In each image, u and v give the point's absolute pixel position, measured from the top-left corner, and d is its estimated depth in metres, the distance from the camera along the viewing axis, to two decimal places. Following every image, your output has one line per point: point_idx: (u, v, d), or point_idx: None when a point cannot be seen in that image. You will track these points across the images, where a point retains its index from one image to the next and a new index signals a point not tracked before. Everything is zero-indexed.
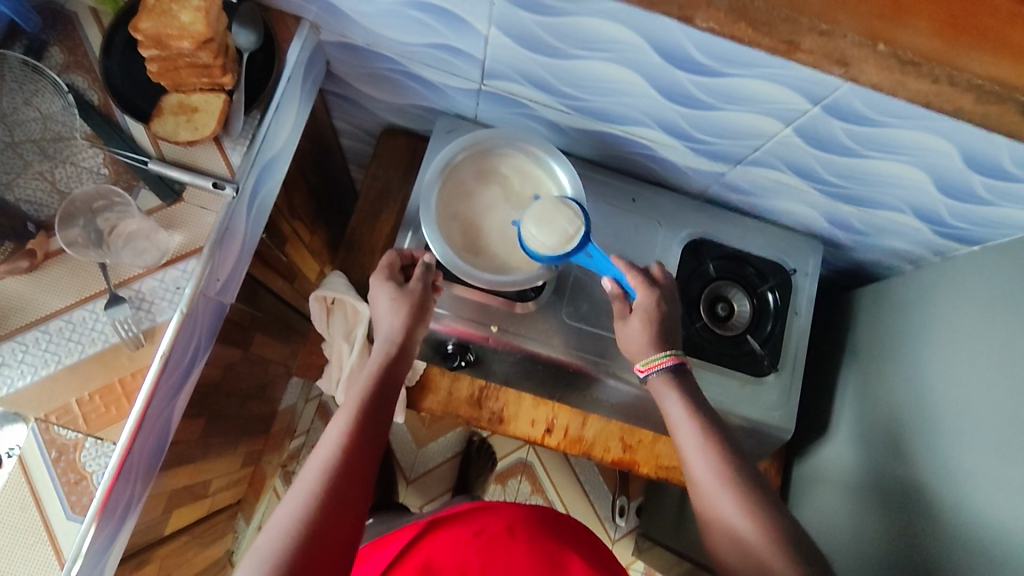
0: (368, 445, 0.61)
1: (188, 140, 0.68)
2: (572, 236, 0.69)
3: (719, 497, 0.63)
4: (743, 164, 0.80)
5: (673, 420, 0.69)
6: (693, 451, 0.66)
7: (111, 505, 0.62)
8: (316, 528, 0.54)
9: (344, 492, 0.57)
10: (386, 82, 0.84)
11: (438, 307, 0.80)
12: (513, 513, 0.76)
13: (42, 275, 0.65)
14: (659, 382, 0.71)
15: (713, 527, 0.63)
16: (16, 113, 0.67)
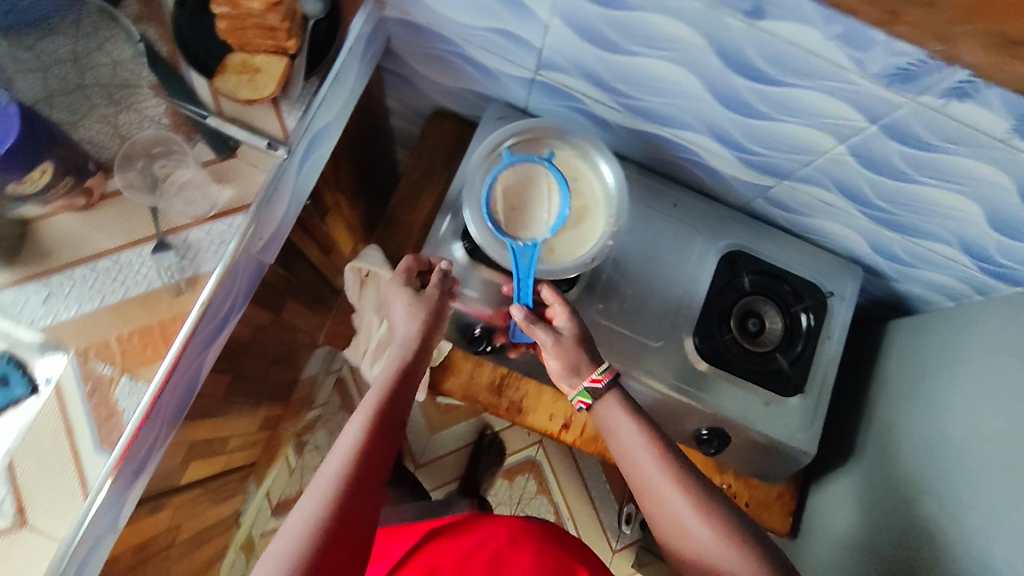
0: (391, 427, 0.62)
1: (248, 99, 0.70)
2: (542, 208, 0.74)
3: (684, 517, 0.59)
4: (791, 180, 0.79)
5: (615, 431, 0.65)
6: (652, 473, 0.61)
7: (131, 454, 0.63)
8: (343, 508, 0.54)
9: (362, 492, 0.56)
10: (441, 63, 0.85)
11: (467, 289, 0.81)
12: (521, 528, 0.76)
13: (96, 214, 0.67)
14: (601, 399, 0.67)
15: (673, 538, 0.60)
16: (89, 57, 0.71)
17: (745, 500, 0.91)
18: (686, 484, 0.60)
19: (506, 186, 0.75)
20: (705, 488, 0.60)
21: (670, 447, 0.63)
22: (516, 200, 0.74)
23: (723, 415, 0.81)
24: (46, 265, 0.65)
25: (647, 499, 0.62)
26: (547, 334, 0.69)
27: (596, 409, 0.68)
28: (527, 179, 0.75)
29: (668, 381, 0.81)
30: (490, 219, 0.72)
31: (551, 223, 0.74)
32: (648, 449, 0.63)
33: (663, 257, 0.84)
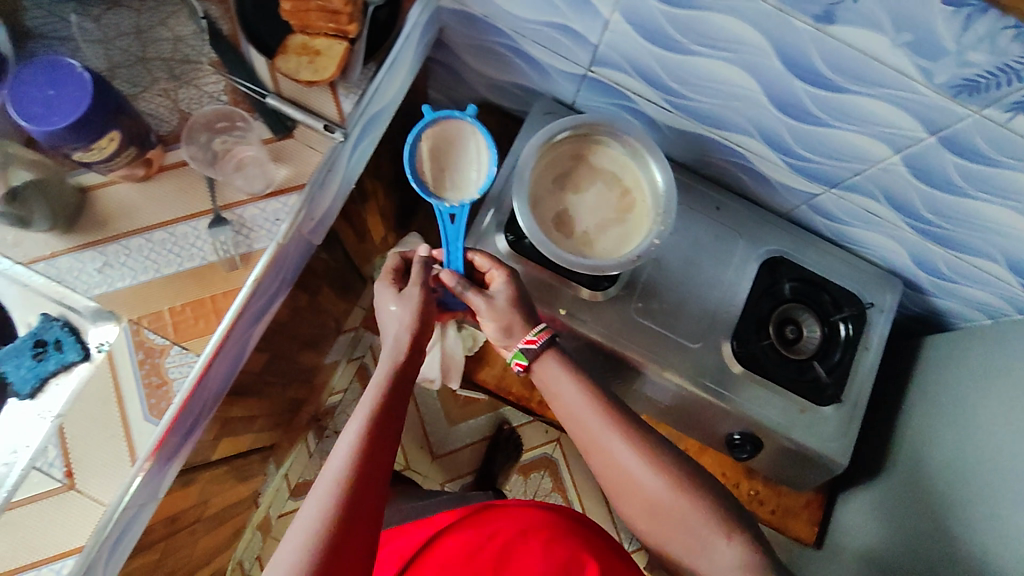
0: (390, 428, 0.62)
1: (308, 81, 0.70)
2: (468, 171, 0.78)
3: (644, 471, 0.63)
4: (839, 188, 0.79)
5: (556, 392, 0.69)
6: (600, 430, 0.65)
7: (164, 449, 0.64)
8: (346, 514, 0.55)
9: (362, 499, 0.56)
10: (492, 55, 0.85)
11: None
12: (530, 519, 0.78)
13: (154, 185, 0.68)
14: (538, 359, 0.69)
15: (622, 488, 0.64)
16: (152, 31, 0.71)
17: (771, 507, 0.91)
18: (632, 437, 0.64)
19: (431, 144, 0.78)
20: (650, 439, 0.64)
21: (613, 403, 0.67)
22: (444, 159, 0.78)
23: (757, 420, 0.81)
24: (102, 233, 0.66)
25: (596, 457, 0.66)
26: (479, 298, 0.71)
27: (535, 368, 0.70)
28: (448, 139, 0.79)
29: (703, 383, 0.81)
30: (414, 177, 0.75)
31: (479, 180, 0.78)
32: (589, 408, 0.66)
33: (703, 259, 0.84)
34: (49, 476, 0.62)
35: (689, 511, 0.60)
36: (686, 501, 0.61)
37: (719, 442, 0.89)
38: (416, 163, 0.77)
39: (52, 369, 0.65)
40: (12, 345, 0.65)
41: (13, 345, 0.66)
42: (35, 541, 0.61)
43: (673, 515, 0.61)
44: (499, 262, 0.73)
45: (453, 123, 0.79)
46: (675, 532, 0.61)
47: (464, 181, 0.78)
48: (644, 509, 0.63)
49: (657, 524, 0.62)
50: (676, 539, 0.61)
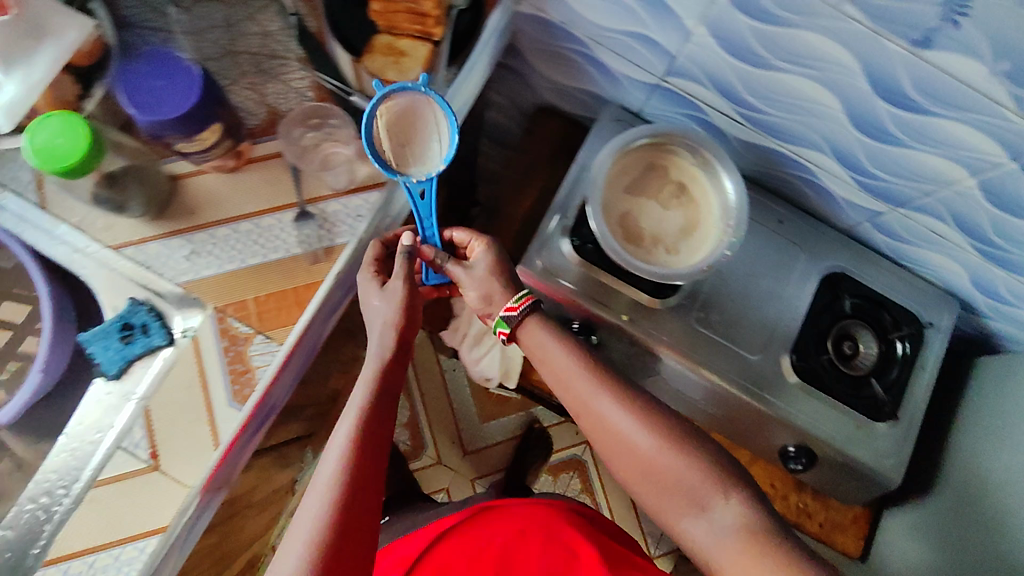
0: (380, 430, 0.62)
1: (394, 81, 0.71)
2: (434, 142, 0.67)
3: (632, 434, 0.62)
4: (905, 209, 0.79)
5: (544, 355, 0.68)
6: (586, 391, 0.65)
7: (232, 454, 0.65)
8: (342, 523, 0.55)
9: (357, 502, 0.56)
10: (563, 61, 0.85)
11: (563, 280, 0.83)
12: (527, 518, 0.79)
13: (241, 176, 0.69)
14: (520, 325, 0.69)
15: (616, 450, 0.64)
16: (240, 25, 0.72)
17: (820, 521, 0.93)
18: (624, 399, 0.64)
19: (387, 117, 0.66)
20: (642, 400, 0.64)
21: (600, 365, 0.67)
22: (403, 132, 0.66)
23: (808, 431, 0.82)
24: (190, 222, 0.67)
25: (586, 421, 0.66)
26: (458, 267, 0.70)
27: (522, 334, 0.69)
28: (407, 108, 0.66)
29: (758, 394, 0.82)
30: (374, 156, 0.64)
31: (444, 151, 0.66)
32: (578, 368, 0.66)
33: (765, 272, 0.85)
34: (135, 457, 0.64)
35: (685, 470, 0.60)
36: (680, 460, 0.60)
37: (770, 451, 0.90)
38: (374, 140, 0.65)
39: (138, 353, 0.67)
40: (101, 327, 0.67)
41: (101, 327, 0.67)
42: (120, 519, 0.63)
43: (669, 474, 0.60)
44: (477, 233, 0.72)
45: (404, 92, 0.66)
46: (670, 491, 0.60)
47: (431, 155, 0.67)
48: (638, 470, 0.62)
49: (651, 484, 0.61)
50: (671, 499, 0.60)
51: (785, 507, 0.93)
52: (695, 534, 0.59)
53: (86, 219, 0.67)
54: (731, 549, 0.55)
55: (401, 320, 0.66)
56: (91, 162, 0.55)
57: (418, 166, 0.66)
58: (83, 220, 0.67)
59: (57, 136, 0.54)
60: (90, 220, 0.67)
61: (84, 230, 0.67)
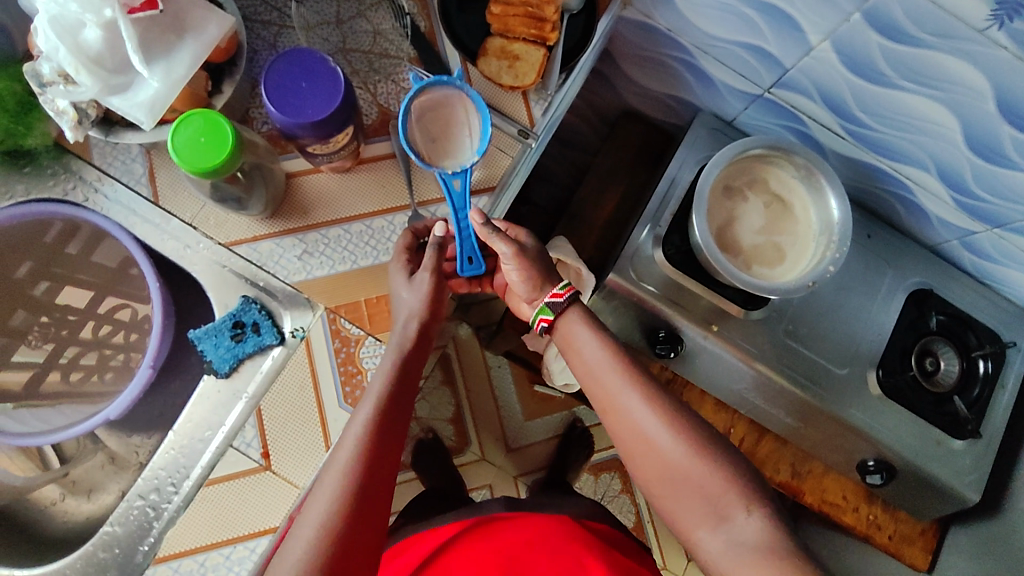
0: (398, 419, 0.59)
1: (510, 86, 0.70)
2: (468, 135, 0.64)
3: (658, 436, 0.59)
4: (1003, 229, 0.79)
5: (578, 346, 0.66)
6: (617, 388, 0.62)
7: None
8: (349, 519, 0.52)
9: (364, 498, 0.53)
10: (660, 67, 0.84)
11: (647, 284, 0.83)
12: (535, 531, 0.74)
13: (352, 177, 0.68)
14: (562, 315, 0.67)
15: (636, 451, 0.61)
16: (351, 23, 0.71)
17: (889, 533, 0.95)
18: (649, 397, 0.61)
19: (421, 109, 0.63)
20: (668, 399, 0.61)
21: (631, 359, 0.64)
22: (435, 125, 0.63)
23: (885, 445, 0.83)
24: (303, 222, 0.67)
25: (612, 419, 0.63)
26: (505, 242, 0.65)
27: (561, 322, 0.67)
28: (439, 102, 0.64)
29: (840, 408, 0.83)
30: (407, 145, 0.61)
31: (476, 145, 0.63)
32: (610, 363, 0.63)
33: (852, 286, 0.85)
34: (246, 456, 0.64)
35: (706, 475, 0.56)
36: (702, 467, 0.57)
37: (845, 464, 0.91)
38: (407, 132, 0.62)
39: (250, 351, 0.67)
40: (212, 325, 0.67)
41: (212, 324, 0.67)
42: (233, 518, 0.63)
43: (689, 479, 0.57)
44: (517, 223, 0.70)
45: (438, 87, 0.63)
46: (690, 496, 0.57)
47: (466, 147, 0.64)
48: (659, 474, 0.59)
49: (671, 488, 0.58)
50: (691, 506, 0.57)
51: (856, 518, 0.94)
52: (714, 548, 0.55)
53: (199, 215, 0.66)
54: (746, 563, 0.51)
55: (428, 312, 0.64)
56: (232, 158, 0.55)
57: (452, 159, 0.63)
58: (196, 216, 0.66)
59: (200, 135, 0.55)
60: (203, 216, 0.66)
61: (196, 226, 0.66)
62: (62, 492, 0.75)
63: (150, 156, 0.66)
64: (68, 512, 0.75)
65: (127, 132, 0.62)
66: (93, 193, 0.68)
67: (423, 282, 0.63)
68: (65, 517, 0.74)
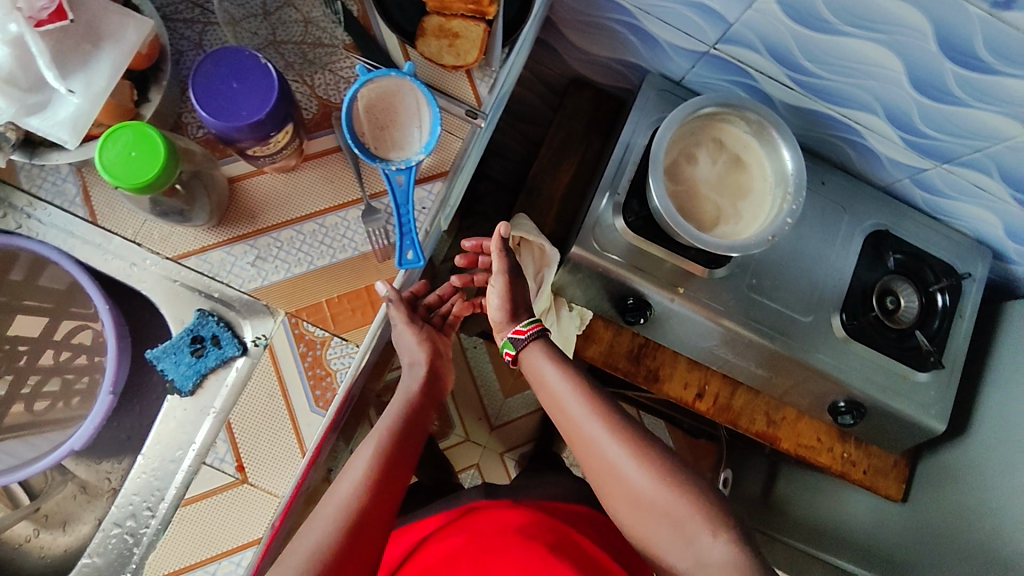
0: (401, 456, 0.67)
1: (452, 66, 0.69)
2: (420, 133, 0.60)
3: (626, 467, 0.64)
4: (950, 164, 0.81)
5: (544, 381, 0.71)
6: (580, 416, 0.68)
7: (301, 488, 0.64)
8: (341, 550, 0.58)
9: (360, 529, 0.60)
10: (602, 31, 0.83)
11: (614, 254, 0.83)
12: (507, 518, 0.75)
13: (299, 175, 0.66)
14: (526, 349, 0.73)
15: (605, 478, 0.66)
16: (279, 13, 0.69)
17: (864, 469, 0.96)
18: (615, 428, 0.66)
19: (375, 93, 0.59)
20: (633, 432, 0.66)
21: (597, 392, 0.69)
22: (383, 115, 0.59)
23: (854, 386, 0.85)
24: (251, 227, 0.65)
25: (581, 448, 0.68)
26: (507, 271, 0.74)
27: (523, 353, 0.73)
28: (398, 92, 0.59)
29: (809, 354, 0.85)
30: (352, 140, 0.57)
31: (424, 140, 0.59)
32: (575, 397, 0.68)
33: (812, 234, 0.87)
34: (221, 471, 0.62)
35: (671, 502, 0.62)
36: (672, 494, 0.62)
37: (816, 407, 0.92)
38: (354, 113, 0.58)
39: (212, 365, 0.65)
40: (170, 343, 0.65)
41: (169, 342, 0.65)
42: (213, 534, 0.61)
43: (656, 505, 0.63)
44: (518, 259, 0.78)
45: (400, 79, 0.59)
46: (659, 521, 0.62)
47: (411, 142, 0.60)
48: (626, 499, 0.65)
49: (638, 513, 0.64)
50: (660, 530, 0.62)
51: (832, 458, 0.95)
52: (682, 566, 0.61)
53: (141, 231, 0.64)
54: None
55: (426, 353, 0.76)
56: (172, 160, 0.53)
57: (396, 151, 0.60)
58: (138, 231, 0.64)
59: (130, 149, 0.52)
60: (146, 231, 0.64)
61: (141, 242, 0.64)
62: (36, 527, 0.73)
63: (82, 174, 0.63)
64: (45, 547, 0.73)
65: (53, 153, 0.59)
66: (26, 219, 0.65)
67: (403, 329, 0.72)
68: (41, 552, 0.72)
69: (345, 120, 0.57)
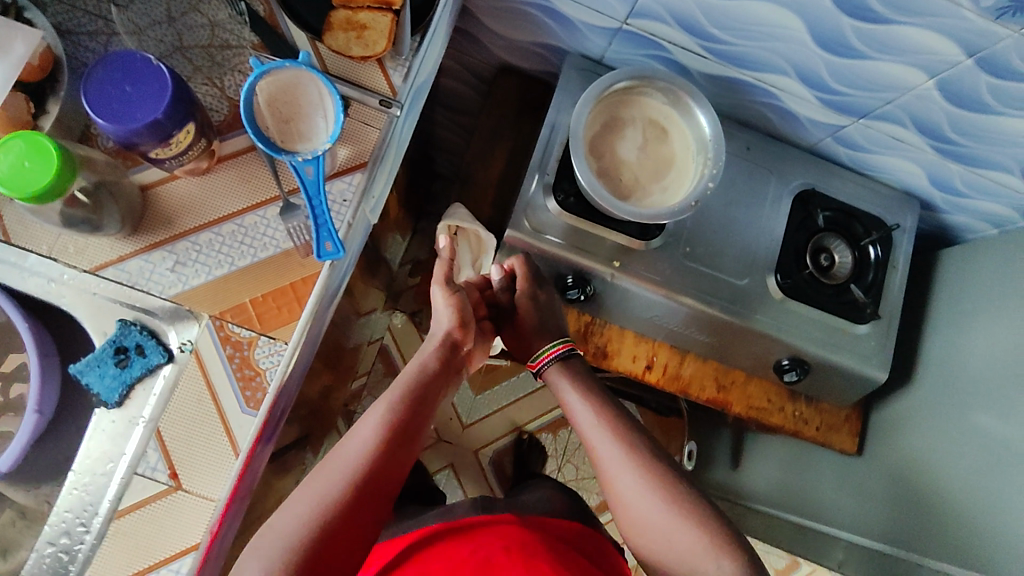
0: (405, 436, 0.69)
1: (361, 57, 0.69)
2: (328, 123, 0.60)
3: (639, 494, 0.68)
4: (867, 118, 0.83)
5: (567, 402, 0.77)
6: (598, 438, 0.73)
7: (241, 487, 0.63)
8: (331, 524, 0.60)
9: (353, 509, 0.62)
10: (518, 15, 0.84)
11: (552, 235, 0.84)
12: (513, 536, 0.73)
13: (213, 178, 0.66)
14: (545, 372, 0.79)
15: (619, 503, 0.70)
16: (184, 18, 0.69)
17: (816, 425, 0.97)
18: (634, 458, 0.70)
19: (277, 88, 0.59)
20: (649, 460, 0.71)
21: (619, 420, 0.74)
22: (287, 109, 0.59)
23: (796, 344, 0.86)
24: (168, 232, 0.65)
25: (599, 472, 0.73)
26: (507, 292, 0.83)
27: (545, 372, 0.79)
28: (300, 87, 0.60)
29: (750, 318, 0.86)
30: (255, 134, 0.57)
31: (331, 129, 0.59)
32: (597, 421, 0.74)
33: (741, 199, 0.88)
34: (154, 480, 0.61)
35: (678, 529, 0.66)
36: (681, 521, 0.66)
37: (762, 369, 0.93)
38: (256, 109, 0.58)
39: (138, 374, 0.64)
40: (92, 356, 0.64)
41: (92, 355, 0.64)
42: (150, 545, 0.61)
43: (665, 535, 0.66)
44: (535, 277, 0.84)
45: (303, 72, 0.59)
46: (666, 547, 0.66)
47: (318, 134, 0.60)
48: (637, 525, 0.69)
49: (649, 541, 0.68)
50: (669, 555, 0.66)
51: (784, 418, 0.96)
52: None
53: (56, 245, 0.63)
54: None
55: (453, 316, 0.79)
56: (67, 162, 0.53)
57: (302, 143, 0.59)
58: (53, 247, 0.63)
59: (23, 159, 0.52)
60: (61, 245, 0.63)
61: (56, 257, 0.63)
62: None
63: None
64: None
65: None
66: None
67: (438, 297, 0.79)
68: None
69: (246, 115, 0.57)
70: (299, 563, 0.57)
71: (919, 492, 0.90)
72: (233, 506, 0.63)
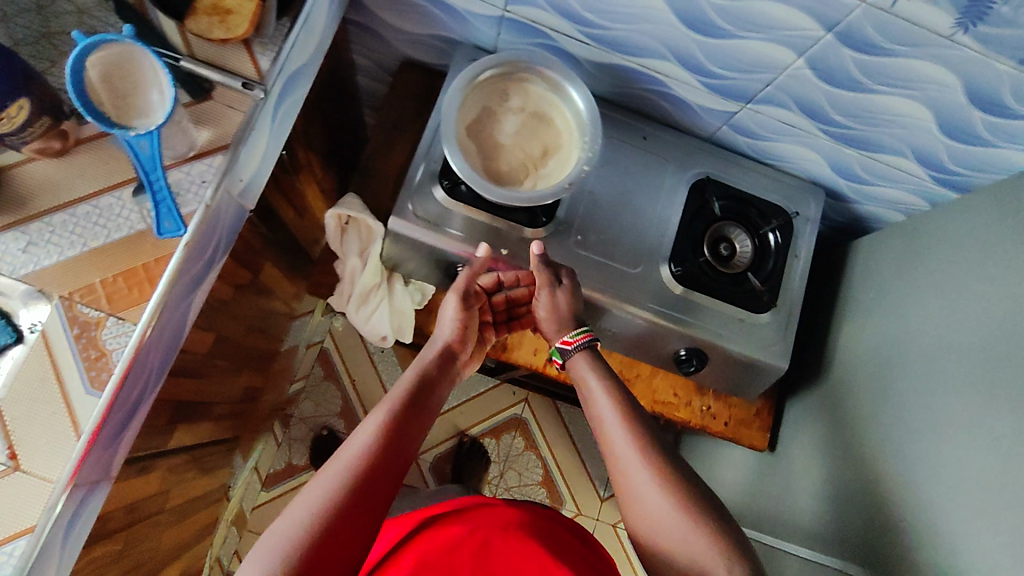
0: (413, 426, 0.66)
1: (222, 40, 0.69)
2: (163, 99, 0.60)
3: (649, 489, 0.65)
4: (754, 103, 0.82)
5: (591, 391, 0.75)
6: (613, 425, 0.70)
7: (83, 474, 0.62)
8: (347, 508, 0.56)
9: (367, 495, 0.57)
10: (407, 6, 0.84)
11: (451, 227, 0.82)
12: (509, 516, 0.70)
13: (71, 160, 0.67)
14: (572, 358, 0.79)
15: (628, 498, 0.67)
16: (53, 6, 0.70)
17: (725, 420, 0.96)
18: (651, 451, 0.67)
19: (111, 64, 0.59)
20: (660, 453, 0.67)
21: (637, 411, 0.72)
22: (122, 85, 0.60)
23: (696, 334, 0.84)
24: (22, 214, 0.65)
25: (611, 466, 0.69)
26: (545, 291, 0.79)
27: (573, 357, 0.79)
28: (137, 63, 0.60)
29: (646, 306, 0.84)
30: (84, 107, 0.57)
31: (166, 104, 0.60)
32: (615, 409, 0.72)
33: (636, 188, 0.87)
34: None
35: (688, 525, 0.62)
36: (689, 518, 0.62)
37: (667, 362, 0.91)
38: (87, 82, 0.58)
39: None
40: None
41: None
42: None
43: (675, 532, 0.62)
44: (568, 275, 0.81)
45: (137, 48, 0.59)
46: (674, 544, 0.62)
47: (153, 110, 0.60)
48: (642, 522, 0.65)
49: (656, 541, 0.63)
50: (677, 553, 0.62)
51: (690, 413, 0.95)
52: None
53: None
54: None
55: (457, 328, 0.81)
56: None
57: (137, 118, 0.60)
58: None
59: None
60: None
61: None
62: None
63: None
64: None
65: None
66: None
67: (452, 304, 0.81)
68: None
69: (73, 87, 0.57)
70: (313, 547, 0.53)
71: (834, 487, 0.87)
72: (78, 491, 0.62)
